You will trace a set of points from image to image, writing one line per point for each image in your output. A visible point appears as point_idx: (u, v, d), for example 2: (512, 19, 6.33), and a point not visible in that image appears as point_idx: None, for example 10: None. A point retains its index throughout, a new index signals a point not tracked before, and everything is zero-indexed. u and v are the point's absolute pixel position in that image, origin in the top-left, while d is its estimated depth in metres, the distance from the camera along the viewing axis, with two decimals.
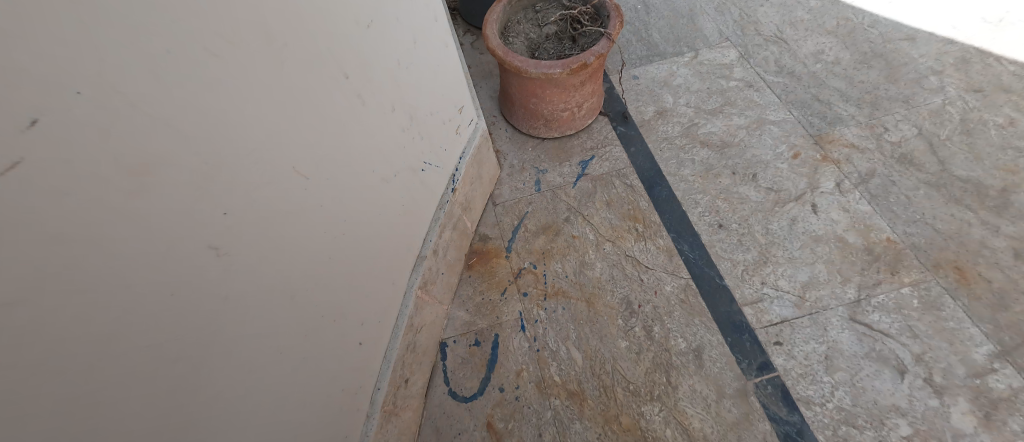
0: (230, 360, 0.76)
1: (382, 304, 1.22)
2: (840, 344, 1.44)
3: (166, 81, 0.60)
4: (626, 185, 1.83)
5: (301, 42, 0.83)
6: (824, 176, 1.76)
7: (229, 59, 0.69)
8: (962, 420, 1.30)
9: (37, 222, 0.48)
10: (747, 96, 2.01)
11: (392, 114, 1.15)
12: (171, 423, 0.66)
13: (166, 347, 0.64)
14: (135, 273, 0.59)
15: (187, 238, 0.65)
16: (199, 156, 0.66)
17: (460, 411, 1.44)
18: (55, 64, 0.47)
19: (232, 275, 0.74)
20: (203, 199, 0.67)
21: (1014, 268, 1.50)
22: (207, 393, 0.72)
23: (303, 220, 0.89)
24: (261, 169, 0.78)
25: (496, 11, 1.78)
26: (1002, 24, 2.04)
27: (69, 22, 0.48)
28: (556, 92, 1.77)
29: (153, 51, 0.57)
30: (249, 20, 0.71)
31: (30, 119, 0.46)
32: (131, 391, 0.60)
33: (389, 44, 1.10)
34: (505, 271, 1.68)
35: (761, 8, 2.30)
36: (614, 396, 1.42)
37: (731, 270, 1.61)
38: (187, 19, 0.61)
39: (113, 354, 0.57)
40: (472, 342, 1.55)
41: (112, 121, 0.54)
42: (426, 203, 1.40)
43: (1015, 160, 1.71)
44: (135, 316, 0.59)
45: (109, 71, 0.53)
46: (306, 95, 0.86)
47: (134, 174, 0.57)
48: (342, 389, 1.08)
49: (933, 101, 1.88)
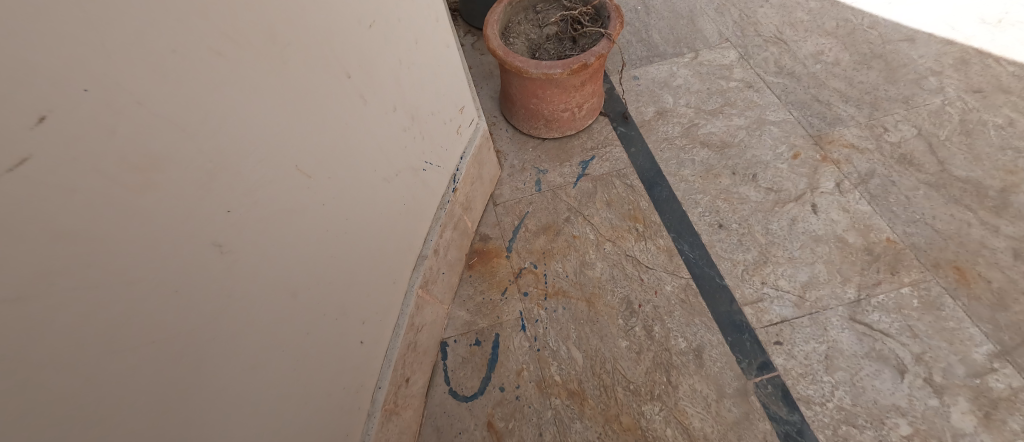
0: (232, 358, 0.76)
1: (383, 303, 1.23)
2: (840, 344, 1.44)
3: (170, 79, 0.60)
4: (627, 185, 1.83)
5: (304, 41, 0.84)
6: (824, 176, 1.77)
7: (232, 58, 0.69)
8: (962, 419, 1.30)
9: (44, 218, 0.48)
10: (747, 96, 2.02)
11: (393, 113, 1.15)
12: (174, 420, 0.66)
13: (170, 344, 0.65)
14: (139, 270, 0.59)
15: (191, 235, 0.66)
16: (203, 155, 0.66)
17: (461, 411, 1.44)
18: (63, 62, 0.48)
19: (235, 273, 0.75)
20: (207, 197, 0.68)
21: (1013, 268, 1.51)
22: (210, 391, 0.72)
23: (304, 219, 0.89)
24: (264, 168, 0.78)
25: (496, 12, 1.78)
26: (1000, 25, 2.05)
27: (76, 21, 0.48)
28: (556, 92, 1.78)
29: (158, 49, 0.58)
30: (252, 18, 0.72)
31: (38, 116, 0.47)
32: (135, 387, 0.60)
33: (391, 44, 1.11)
34: (505, 271, 1.68)
35: (761, 8, 2.30)
36: (615, 396, 1.43)
37: (731, 270, 1.61)
38: (191, 18, 0.61)
39: (117, 351, 0.57)
40: (472, 342, 1.55)
41: (118, 119, 0.54)
42: (426, 203, 1.41)
43: (1014, 161, 1.71)
44: (140, 313, 0.60)
45: (115, 69, 0.53)
46: (307, 94, 0.87)
47: (140, 172, 0.57)
48: (343, 387, 1.08)
49: (932, 102, 1.89)
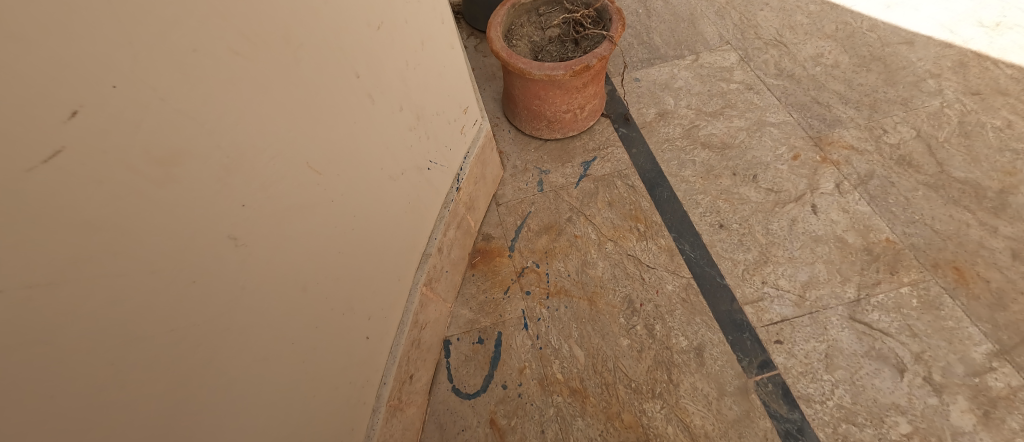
0: (244, 349, 0.78)
1: (388, 299, 1.24)
2: (840, 343, 1.46)
3: (192, 77, 0.62)
4: (627, 186, 1.85)
5: (316, 42, 0.86)
6: (824, 177, 1.78)
7: (249, 57, 0.72)
8: (961, 418, 1.31)
9: (75, 209, 0.50)
10: (747, 98, 2.04)
11: (400, 112, 1.17)
12: (190, 407, 0.68)
13: (188, 334, 0.66)
14: (161, 261, 0.61)
15: (208, 226, 0.68)
16: (220, 151, 0.68)
17: (463, 408, 1.46)
18: (91, 58, 0.50)
19: (249, 265, 0.77)
20: (223, 191, 0.70)
21: (1012, 268, 1.52)
22: (222, 382, 0.74)
23: (314, 215, 0.91)
24: (276, 165, 0.80)
25: (500, 14, 1.80)
26: (998, 28, 2.07)
27: (107, 20, 0.51)
28: (558, 94, 1.80)
29: (180, 48, 0.60)
30: (268, 20, 0.74)
31: (71, 111, 0.49)
32: (154, 373, 0.62)
33: (397, 44, 1.13)
34: (507, 270, 1.69)
35: (761, 12, 2.33)
36: (616, 394, 1.44)
37: (731, 270, 1.63)
38: (211, 18, 0.64)
39: (137, 338, 0.59)
40: (475, 341, 1.57)
41: (143, 115, 0.56)
42: (431, 201, 1.43)
43: (1013, 162, 1.73)
44: (159, 302, 0.62)
45: (140, 68, 0.55)
46: (318, 92, 0.88)
47: (162, 165, 0.60)
48: (350, 381, 1.10)
49: (931, 104, 1.91)
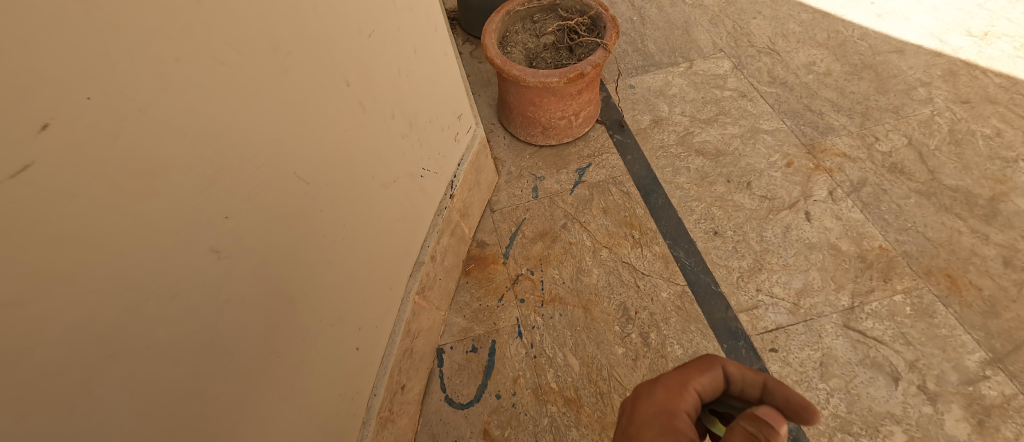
0: (228, 363, 0.76)
1: (379, 307, 1.22)
2: (835, 351, 1.45)
3: (173, 86, 0.61)
4: (623, 193, 1.84)
5: (305, 50, 0.85)
6: (817, 184, 1.79)
7: (235, 65, 0.70)
8: (956, 427, 1.31)
9: (45, 225, 0.48)
10: (741, 105, 2.04)
11: (392, 120, 1.16)
12: (167, 425, 0.66)
13: (167, 349, 0.64)
14: (137, 276, 0.59)
15: (190, 240, 0.66)
16: (203, 162, 0.67)
17: (457, 418, 1.44)
18: (64, 69, 0.48)
19: (233, 277, 0.74)
20: (206, 202, 0.68)
21: (1003, 276, 1.53)
22: (203, 397, 0.71)
23: (303, 225, 0.89)
24: (263, 175, 0.78)
25: (495, 21, 1.80)
26: (986, 37, 2.09)
27: (84, 30, 0.49)
28: (553, 100, 1.79)
29: (161, 57, 0.58)
30: (255, 27, 0.73)
31: (42, 124, 0.47)
32: (133, 390, 0.60)
33: (390, 52, 1.12)
34: (501, 278, 1.68)
35: (754, 20, 2.34)
36: (611, 404, 1.42)
37: (726, 277, 1.62)
38: (195, 27, 0.62)
39: (112, 356, 0.57)
40: (468, 349, 1.55)
41: (119, 126, 0.54)
42: (424, 208, 1.41)
43: (1003, 170, 1.74)
44: (136, 317, 0.59)
45: (118, 77, 0.53)
46: (307, 100, 0.87)
47: (141, 177, 0.58)
48: (339, 393, 1.07)
49: (922, 112, 1.92)
